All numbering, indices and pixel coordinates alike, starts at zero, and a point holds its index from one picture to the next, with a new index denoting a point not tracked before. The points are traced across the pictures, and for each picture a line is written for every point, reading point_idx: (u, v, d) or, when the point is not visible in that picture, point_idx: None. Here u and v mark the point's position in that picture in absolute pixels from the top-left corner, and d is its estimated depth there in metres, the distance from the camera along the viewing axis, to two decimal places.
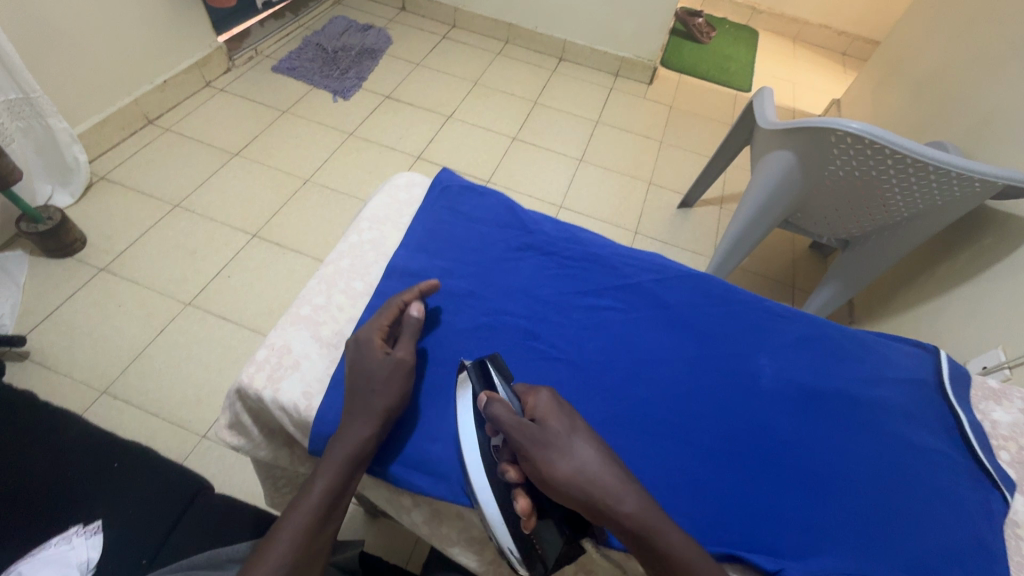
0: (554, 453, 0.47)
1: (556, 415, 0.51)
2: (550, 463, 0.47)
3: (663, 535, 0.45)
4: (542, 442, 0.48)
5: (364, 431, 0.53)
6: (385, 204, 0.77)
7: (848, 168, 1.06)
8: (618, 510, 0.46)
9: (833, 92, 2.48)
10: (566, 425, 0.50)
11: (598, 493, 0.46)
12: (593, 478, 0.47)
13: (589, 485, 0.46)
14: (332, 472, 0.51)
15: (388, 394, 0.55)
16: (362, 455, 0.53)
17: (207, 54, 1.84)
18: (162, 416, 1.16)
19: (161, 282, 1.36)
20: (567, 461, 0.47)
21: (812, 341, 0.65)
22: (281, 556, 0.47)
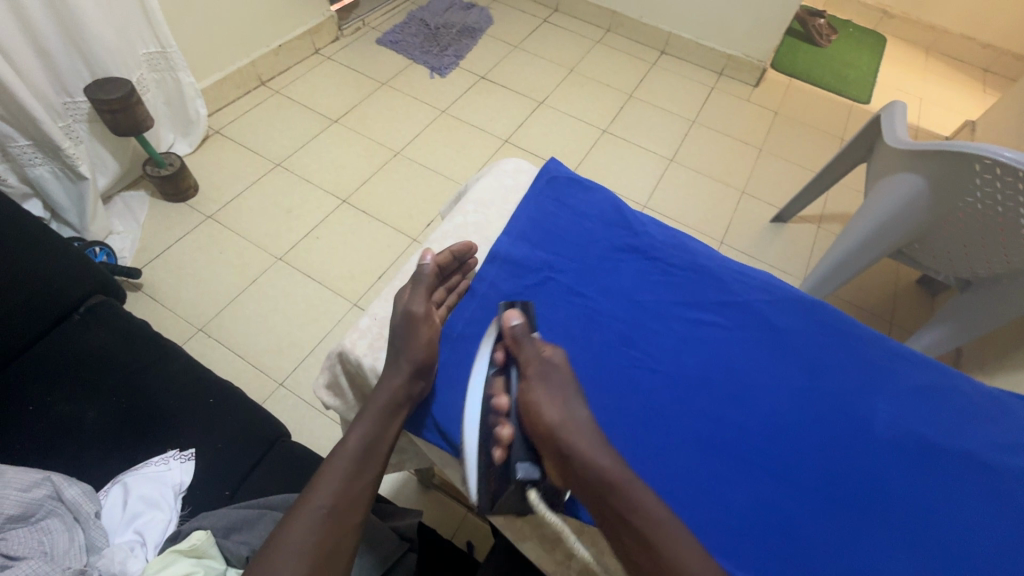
0: (553, 400, 0.53)
1: (563, 374, 0.56)
2: (545, 406, 0.53)
3: (636, 495, 0.49)
4: (547, 384, 0.55)
5: (394, 382, 0.56)
6: (491, 188, 0.76)
7: (990, 202, 0.95)
8: (593, 463, 0.50)
9: (967, 113, 2.22)
10: (568, 384, 0.55)
11: (580, 445, 0.51)
12: (579, 430, 0.52)
13: (574, 433, 0.52)
14: (367, 422, 0.56)
15: (418, 345, 0.58)
16: (391, 405, 0.57)
17: (320, 22, 1.92)
18: (248, 359, 1.25)
19: (258, 235, 1.46)
20: (562, 411, 0.53)
21: (940, 392, 0.59)
22: (321, 499, 0.52)
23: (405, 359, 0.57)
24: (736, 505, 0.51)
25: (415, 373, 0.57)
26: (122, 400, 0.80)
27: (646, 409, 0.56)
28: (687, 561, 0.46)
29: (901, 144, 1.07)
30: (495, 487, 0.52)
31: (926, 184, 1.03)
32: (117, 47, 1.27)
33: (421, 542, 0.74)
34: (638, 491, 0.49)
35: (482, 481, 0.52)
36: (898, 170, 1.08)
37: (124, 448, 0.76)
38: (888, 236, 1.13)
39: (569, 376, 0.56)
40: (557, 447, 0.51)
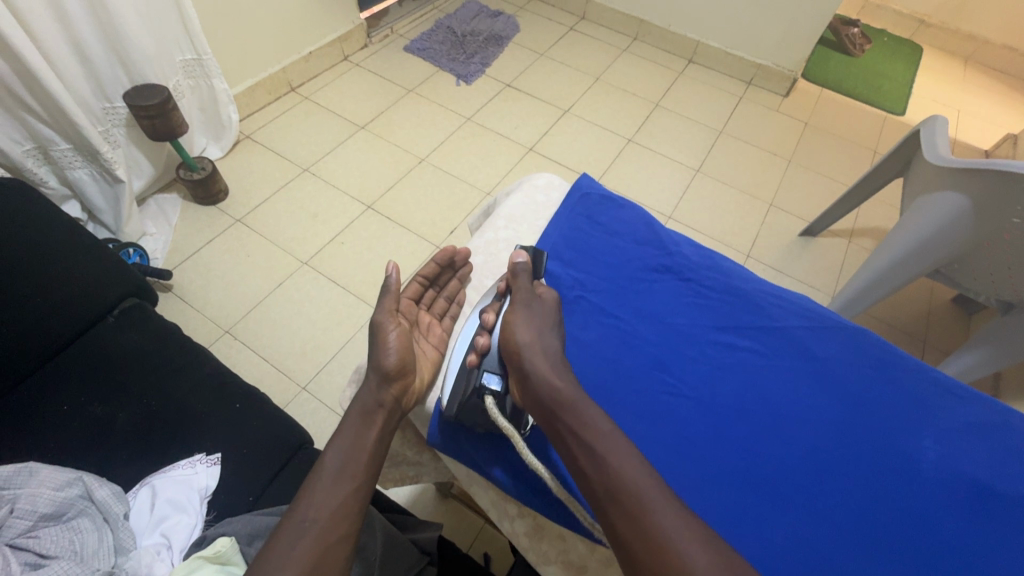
0: (530, 323, 0.57)
1: (547, 309, 0.60)
2: (521, 326, 0.57)
3: (582, 412, 0.51)
4: (528, 309, 0.59)
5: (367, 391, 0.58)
6: (522, 203, 0.76)
7: None
8: (551, 374, 0.53)
9: (1008, 125, 2.14)
10: (551, 319, 0.59)
11: (540, 363, 0.54)
12: (547, 352, 0.56)
13: (538, 353, 0.55)
14: (344, 433, 0.56)
15: (377, 346, 0.60)
16: (363, 411, 0.57)
17: (349, 29, 1.95)
18: (271, 362, 1.26)
19: (284, 239, 1.48)
20: (535, 334, 0.57)
21: (990, 431, 0.56)
22: (304, 513, 0.51)
23: (372, 368, 0.58)
24: (776, 544, 0.49)
25: (384, 378, 0.58)
26: (153, 403, 0.81)
27: (677, 437, 0.54)
28: (620, 464, 0.47)
29: (943, 160, 1.03)
30: (465, 388, 0.57)
31: (969, 203, 0.99)
32: (155, 55, 1.30)
33: (440, 556, 0.74)
34: (588, 407, 0.51)
35: (457, 381, 0.58)
36: (938, 188, 1.05)
37: (154, 450, 0.77)
38: (924, 256, 1.10)
39: (554, 314, 0.60)
40: (520, 359, 0.55)
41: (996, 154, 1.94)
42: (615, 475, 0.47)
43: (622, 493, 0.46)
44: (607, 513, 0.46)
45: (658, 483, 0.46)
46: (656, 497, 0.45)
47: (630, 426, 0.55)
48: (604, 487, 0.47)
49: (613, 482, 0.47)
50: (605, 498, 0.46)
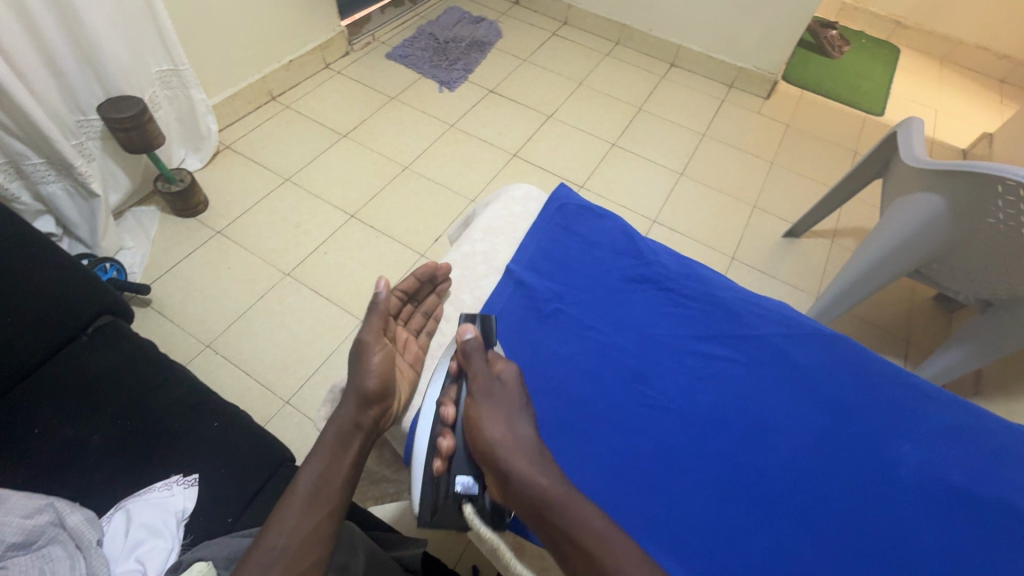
0: (495, 417, 0.51)
1: (513, 390, 0.55)
2: (486, 423, 0.51)
3: (570, 518, 0.46)
4: (490, 397, 0.53)
5: (343, 413, 0.56)
6: (499, 215, 0.76)
7: (1013, 224, 0.92)
8: (529, 477, 0.48)
9: (984, 124, 2.18)
10: (517, 403, 0.53)
11: (516, 463, 0.49)
12: (520, 447, 0.50)
13: (511, 450, 0.49)
14: (320, 455, 0.55)
15: (357, 367, 0.59)
16: (340, 433, 0.56)
17: (330, 37, 1.94)
18: (254, 376, 1.24)
19: (266, 250, 1.46)
20: (504, 427, 0.51)
21: (969, 434, 0.56)
22: (276, 539, 0.51)
23: (352, 390, 0.57)
24: (758, 556, 0.49)
25: (363, 401, 0.57)
26: (126, 423, 0.79)
27: (659, 451, 0.54)
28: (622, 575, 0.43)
29: (919, 162, 1.04)
30: (439, 497, 0.53)
31: (945, 204, 1.00)
32: (130, 66, 1.28)
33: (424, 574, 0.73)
34: (574, 506, 0.47)
35: (424, 491, 0.53)
36: (915, 190, 1.06)
37: (127, 472, 0.75)
38: (903, 257, 1.11)
39: (519, 394, 0.55)
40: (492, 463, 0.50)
41: (973, 153, 1.97)
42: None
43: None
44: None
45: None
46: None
47: (610, 440, 0.54)
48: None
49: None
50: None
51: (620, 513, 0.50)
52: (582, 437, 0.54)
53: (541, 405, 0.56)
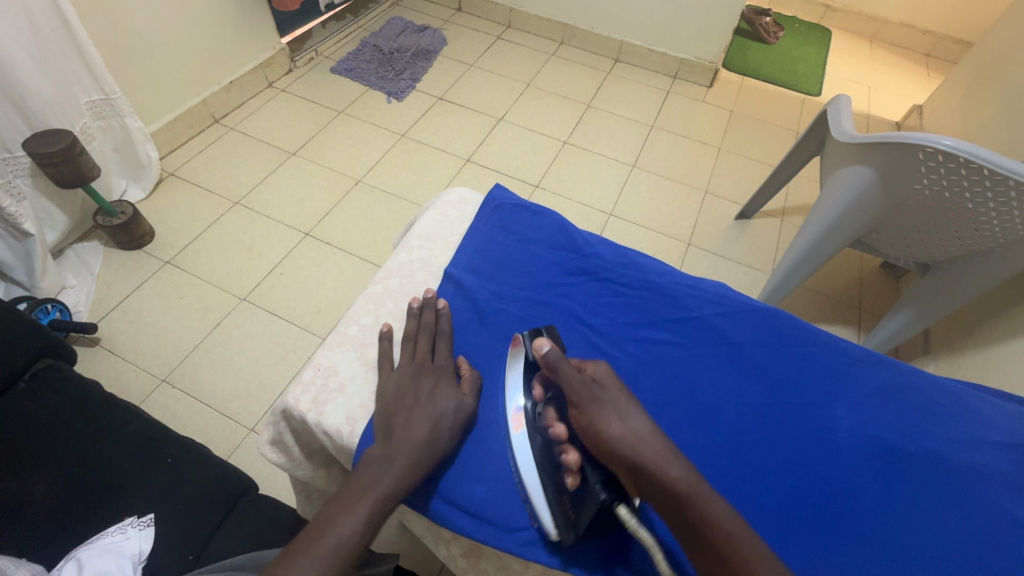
0: (610, 413, 0.49)
1: (614, 384, 0.52)
2: (602, 422, 0.48)
3: (706, 505, 0.44)
4: (596, 395, 0.50)
5: (421, 464, 0.48)
6: (436, 221, 0.75)
7: (937, 188, 0.96)
8: (662, 466, 0.46)
9: (914, 97, 2.29)
10: (623, 396, 0.51)
11: (647, 456, 0.46)
12: (644, 441, 0.47)
13: (637, 446, 0.46)
14: (388, 492, 0.45)
15: (448, 439, 0.51)
16: (398, 498, 0.46)
17: (271, 55, 1.90)
18: (216, 407, 1.20)
19: (219, 277, 1.42)
20: (621, 424, 0.48)
21: (896, 393, 0.59)
22: None
23: (436, 450, 0.49)
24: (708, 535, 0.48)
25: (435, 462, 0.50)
26: (75, 468, 0.74)
27: None
28: (761, 552, 0.42)
29: (848, 137, 1.08)
30: (574, 512, 0.47)
31: (874, 174, 1.04)
32: (55, 99, 1.23)
33: None
34: (707, 492, 0.45)
35: (557, 509, 0.47)
36: (846, 163, 1.11)
37: (76, 521, 0.70)
38: (845, 228, 1.15)
39: (622, 388, 0.52)
40: (623, 462, 0.46)
41: (906, 125, 2.07)
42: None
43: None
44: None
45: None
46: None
47: None
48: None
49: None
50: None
51: None
52: None
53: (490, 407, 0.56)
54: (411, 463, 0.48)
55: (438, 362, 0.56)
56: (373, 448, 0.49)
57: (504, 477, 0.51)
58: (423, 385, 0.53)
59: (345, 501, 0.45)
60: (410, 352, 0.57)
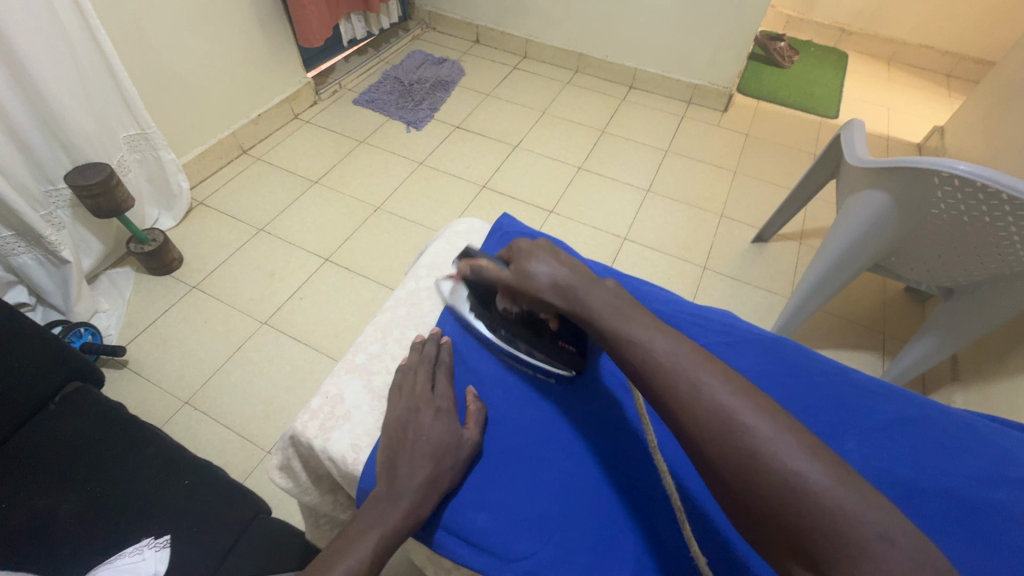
0: (527, 274, 0.54)
1: (529, 253, 0.56)
2: (528, 283, 0.54)
3: (590, 305, 0.49)
4: (513, 271, 0.56)
5: (421, 504, 0.47)
6: (444, 250, 0.77)
7: (955, 213, 0.94)
8: (560, 293, 0.51)
9: (935, 118, 2.26)
10: (536, 256, 0.55)
11: (564, 299, 0.51)
12: (559, 284, 0.52)
13: (558, 293, 0.51)
14: (385, 529, 0.45)
15: (450, 475, 0.50)
16: (401, 538, 0.46)
17: (297, 89, 1.99)
18: (235, 429, 1.23)
19: (242, 301, 1.47)
20: (540, 278, 0.53)
21: (910, 426, 0.57)
22: None
23: (436, 487, 0.49)
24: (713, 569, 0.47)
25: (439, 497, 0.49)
26: (97, 488, 0.76)
27: (609, 470, 0.54)
28: (628, 332, 0.46)
29: (861, 162, 1.07)
30: (564, 351, 0.60)
31: (890, 198, 1.03)
32: (96, 135, 1.31)
33: None
34: (601, 304, 0.49)
35: (552, 358, 0.59)
36: (861, 188, 1.09)
37: (94, 543, 0.71)
38: (862, 253, 1.13)
39: (535, 251, 0.56)
40: (546, 304, 0.54)
41: (927, 146, 2.04)
42: (637, 352, 0.45)
43: (646, 365, 0.44)
44: (652, 393, 0.43)
45: (682, 349, 0.43)
46: (681, 359, 0.43)
47: (562, 467, 0.53)
48: (635, 369, 0.44)
49: (676, 395, 0.41)
50: (639, 379, 0.44)
51: (567, 537, 0.49)
52: (537, 463, 0.54)
53: (492, 436, 0.55)
54: (414, 501, 0.47)
55: (437, 393, 0.55)
56: (378, 486, 0.48)
57: (506, 509, 0.51)
58: (425, 420, 0.52)
59: (345, 543, 0.45)
60: (408, 386, 0.56)
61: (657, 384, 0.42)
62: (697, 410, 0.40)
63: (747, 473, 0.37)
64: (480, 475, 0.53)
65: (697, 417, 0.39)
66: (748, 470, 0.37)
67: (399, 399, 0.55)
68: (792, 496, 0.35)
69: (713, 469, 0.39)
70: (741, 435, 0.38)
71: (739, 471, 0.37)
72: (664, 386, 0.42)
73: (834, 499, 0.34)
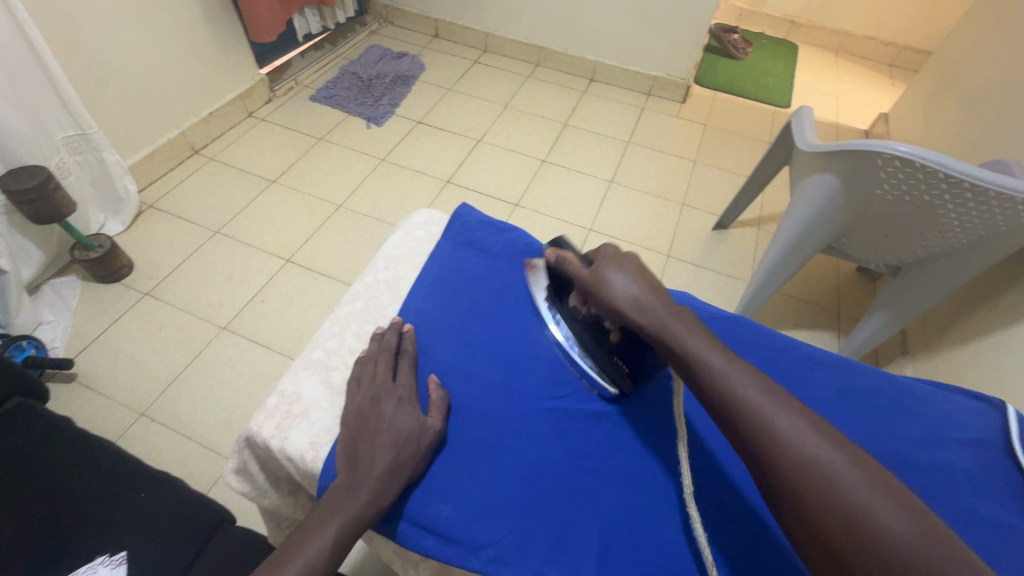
0: (609, 283, 0.54)
1: (615, 261, 0.56)
2: (608, 293, 0.54)
3: (673, 335, 0.50)
4: (592, 273, 0.57)
5: (384, 492, 0.47)
6: (402, 242, 0.75)
7: (898, 192, 0.98)
8: (640, 313, 0.52)
9: (880, 106, 2.36)
10: (620, 267, 0.55)
11: (643, 316, 0.52)
12: (641, 301, 0.52)
13: (638, 310, 0.52)
14: (345, 518, 0.44)
15: (413, 463, 0.49)
16: (363, 528, 0.45)
17: (250, 86, 1.93)
18: (196, 439, 1.18)
19: (199, 306, 1.41)
20: (624, 290, 0.53)
21: (859, 394, 0.60)
22: None
23: (399, 475, 0.48)
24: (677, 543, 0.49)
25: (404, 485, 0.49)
26: (40, 507, 0.71)
27: (573, 453, 0.54)
28: (714, 367, 0.47)
29: (810, 146, 1.11)
30: (620, 367, 0.58)
31: (838, 180, 1.07)
32: (30, 136, 1.23)
33: None
34: (680, 328, 0.50)
35: (604, 371, 0.59)
36: (811, 172, 1.13)
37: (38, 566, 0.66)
38: (814, 234, 1.17)
39: (621, 261, 0.56)
40: (618, 317, 0.54)
41: (874, 133, 2.13)
42: (722, 389, 0.46)
43: (733, 403, 0.44)
44: (737, 431, 0.44)
45: (762, 384, 0.45)
46: (768, 402, 0.44)
47: (527, 452, 0.53)
48: (719, 404, 0.45)
49: (756, 431, 0.43)
50: (723, 415, 0.45)
51: (533, 520, 0.49)
52: (501, 450, 0.53)
53: (455, 424, 0.55)
54: (375, 490, 0.46)
55: (398, 383, 0.55)
56: (337, 478, 0.47)
57: (469, 496, 0.50)
58: (386, 411, 0.51)
59: (304, 536, 0.44)
60: (368, 377, 0.55)
61: (746, 420, 0.43)
62: (785, 451, 0.41)
63: (838, 519, 0.38)
64: (443, 464, 0.52)
65: (790, 461, 0.41)
66: (845, 521, 0.38)
67: (358, 390, 0.54)
68: (869, 541, 0.37)
69: (794, 510, 0.40)
70: (823, 477, 0.40)
71: (819, 511, 0.39)
72: (745, 418, 0.44)
73: (902, 540, 0.37)
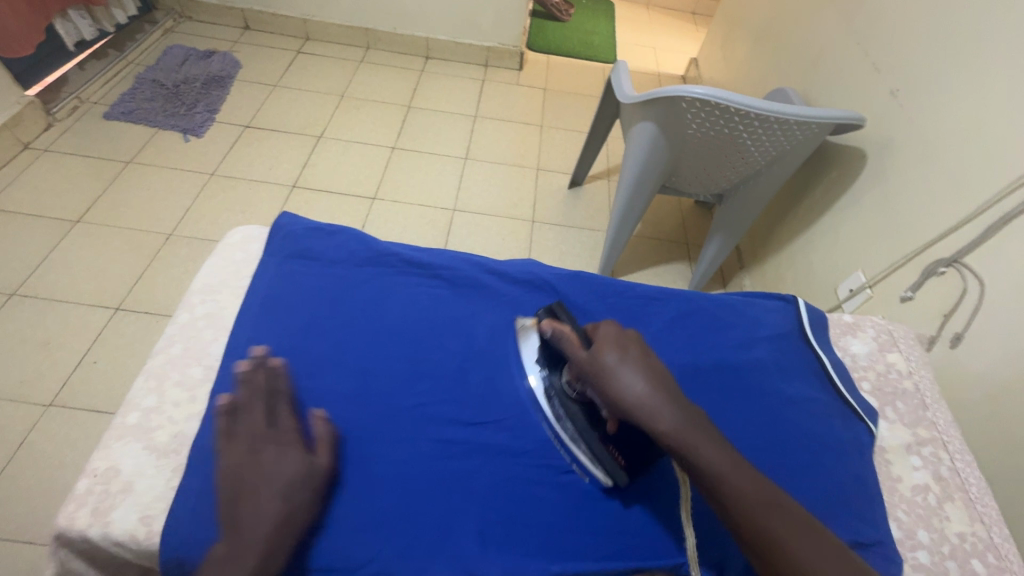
0: (613, 375, 0.53)
1: (616, 345, 0.56)
2: (614, 387, 0.53)
3: (691, 447, 0.48)
4: (592, 359, 0.55)
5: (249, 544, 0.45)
6: (217, 269, 0.70)
7: (704, 129, 1.10)
8: (645, 411, 0.50)
9: (690, 51, 2.62)
10: (624, 354, 0.55)
11: (647, 415, 0.50)
12: (646, 397, 0.51)
13: (644, 408, 0.51)
14: None
15: (275, 501, 0.47)
16: None
17: (16, 112, 1.59)
18: (40, 540, 1.00)
19: (8, 387, 1.17)
20: (634, 385, 0.52)
21: (687, 318, 0.70)
22: None
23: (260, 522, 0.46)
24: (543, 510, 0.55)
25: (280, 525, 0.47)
26: None
27: (440, 446, 0.56)
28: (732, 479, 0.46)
29: (628, 98, 1.19)
30: (613, 459, 0.55)
31: (656, 126, 1.16)
32: None
33: None
34: (692, 433, 0.49)
35: (596, 463, 0.56)
36: (635, 121, 1.22)
37: None
38: (648, 178, 1.28)
39: (626, 346, 0.56)
40: (621, 409, 0.52)
41: (688, 77, 2.37)
42: (742, 505, 0.45)
43: (752, 523, 0.45)
44: (751, 545, 0.45)
45: (772, 500, 0.46)
46: (790, 530, 0.44)
47: (392, 455, 0.55)
48: (738, 525, 0.45)
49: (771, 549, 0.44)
50: (743, 535, 0.45)
51: (410, 524, 0.51)
52: (365, 462, 0.54)
53: None
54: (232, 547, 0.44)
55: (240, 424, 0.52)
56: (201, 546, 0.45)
57: (339, 522, 0.50)
58: (229, 460, 0.50)
59: None
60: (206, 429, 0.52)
61: (763, 539, 0.44)
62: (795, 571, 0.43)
63: None
64: None
65: None
66: None
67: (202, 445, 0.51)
68: None
69: None
70: None
71: None
72: (757, 537, 0.44)
73: None
